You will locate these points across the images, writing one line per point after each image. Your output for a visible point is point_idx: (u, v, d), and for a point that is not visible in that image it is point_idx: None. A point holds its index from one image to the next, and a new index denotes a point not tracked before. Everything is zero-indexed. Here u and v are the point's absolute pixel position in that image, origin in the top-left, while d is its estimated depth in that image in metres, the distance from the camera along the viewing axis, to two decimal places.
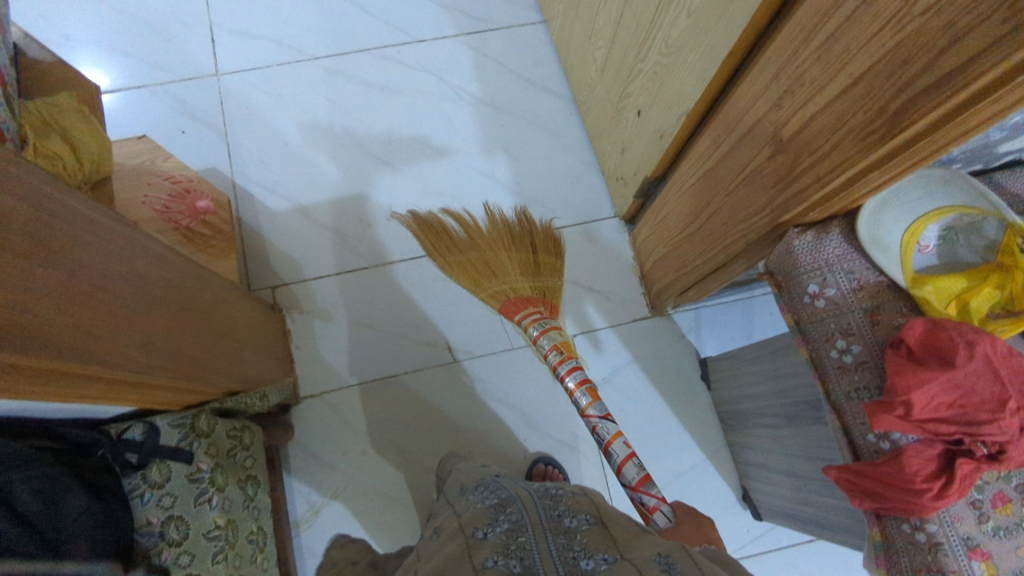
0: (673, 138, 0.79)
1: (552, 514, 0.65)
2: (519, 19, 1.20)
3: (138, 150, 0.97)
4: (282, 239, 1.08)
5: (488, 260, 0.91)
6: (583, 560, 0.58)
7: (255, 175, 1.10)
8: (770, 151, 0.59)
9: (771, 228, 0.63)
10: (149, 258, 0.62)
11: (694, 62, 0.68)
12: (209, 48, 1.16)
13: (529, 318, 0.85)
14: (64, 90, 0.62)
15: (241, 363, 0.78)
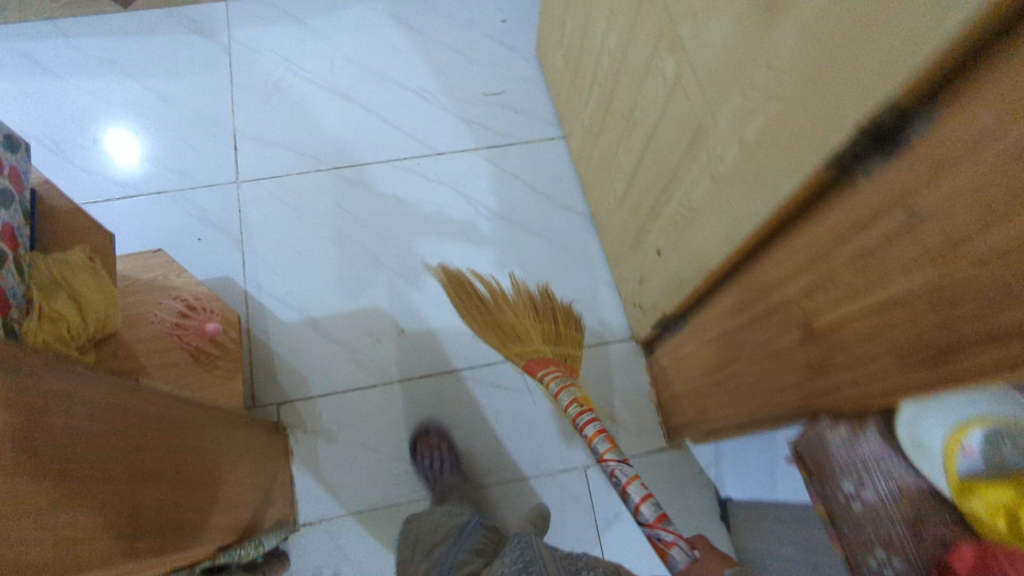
0: (695, 288, 0.77)
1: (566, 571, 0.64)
2: (538, 134, 1.21)
3: (152, 265, 0.97)
4: (290, 352, 1.05)
5: (515, 323, 0.90)
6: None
7: (268, 285, 1.09)
8: (801, 335, 0.57)
9: (802, 409, 0.60)
10: (150, 420, 0.59)
11: (718, 226, 0.67)
12: (231, 153, 1.16)
13: (549, 376, 0.86)
14: (77, 243, 0.62)
15: (239, 512, 0.74)
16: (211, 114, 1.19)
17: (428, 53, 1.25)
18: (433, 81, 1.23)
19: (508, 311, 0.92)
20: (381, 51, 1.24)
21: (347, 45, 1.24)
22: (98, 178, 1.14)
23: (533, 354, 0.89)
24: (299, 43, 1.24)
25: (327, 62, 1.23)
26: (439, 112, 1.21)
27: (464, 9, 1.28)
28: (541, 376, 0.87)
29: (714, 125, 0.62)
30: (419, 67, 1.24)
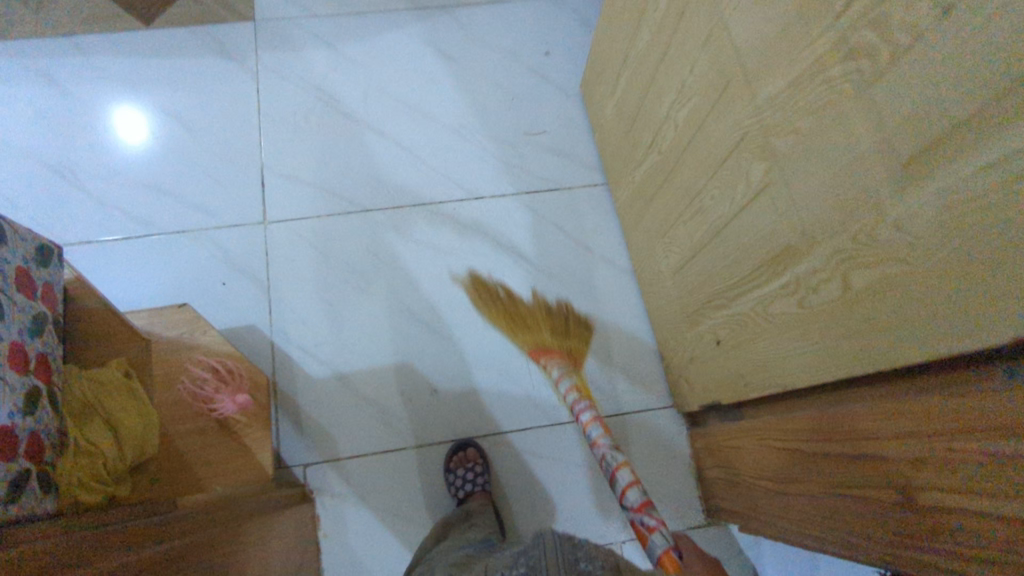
0: (762, 393, 0.73)
1: (567, 557, 0.63)
2: (581, 179, 1.15)
3: (178, 321, 0.92)
4: (319, 410, 1.01)
5: (528, 317, 0.99)
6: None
7: (296, 336, 1.04)
8: (893, 496, 0.52)
9: (878, 566, 0.56)
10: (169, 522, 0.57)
11: (802, 349, 0.62)
12: (257, 191, 1.11)
13: (551, 357, 0.92)
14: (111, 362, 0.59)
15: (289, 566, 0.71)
16: (237, 146, 1.13)
17: (466, 87, 1.18)
18: (471, 117, 1.17)
19: (522, 308, 1.01)
20: (418, 84, 1.18)
21: (381, 76, 1.18)
22: (118, 214, 1.08)
23: (543, 344, 0.94)
24: (330, 72, 1.17)
25: (360, 93, 1.16)
26: (477, 152, 1.15)
27: (506, 41, 1.21)
28: (544, 359, 0.92)
29: (808, 253, 0.57)
30: (456, 102, 1.17)
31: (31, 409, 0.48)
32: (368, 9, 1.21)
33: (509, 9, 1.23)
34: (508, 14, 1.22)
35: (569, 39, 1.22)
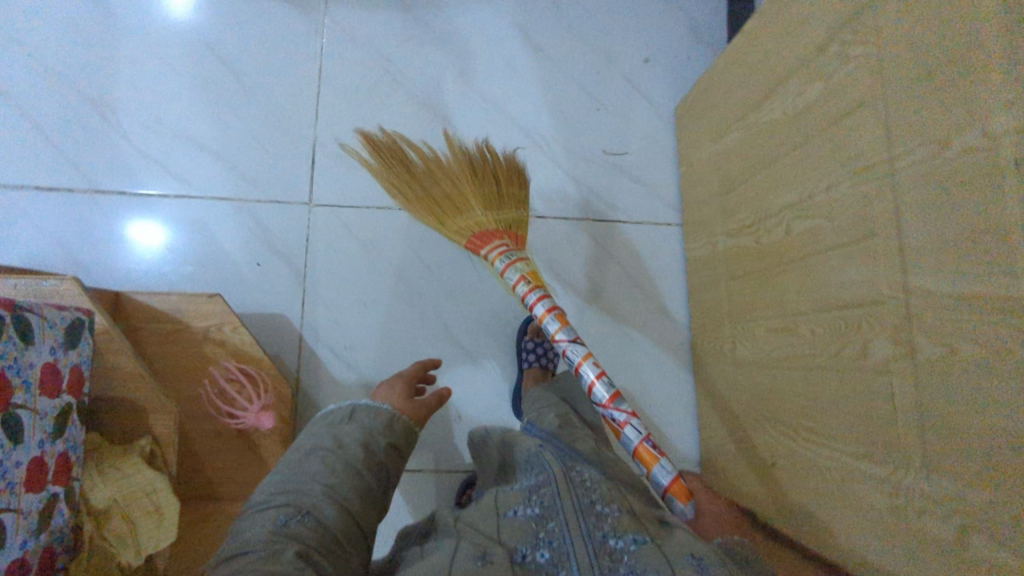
0: (815, 549, 0.67)
1: (582, 498, 0.58)
2: (655, 216, 1.05)
3: (207, 312, 0.86)
4: None
5: (455, 182, 0.84)
6: (625, 566, 0.50)
7: (327, 335, 0.99)
8: None
9: None
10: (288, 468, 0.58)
11: (887, 552, 0.56)
12: (306, 167, 1.01)
13: (500, 259, 0.80)
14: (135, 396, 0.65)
15: (370, 420, 0.65)
16: (290, 109, 1.02)
17: (550, 85, 1.05)
18: (549, 121, 1.05)
19: (451, 173, 0.85)
20: (497, 72, 1.05)
21: (458, 55, 1.05)
22: (153, 166, 0.99)
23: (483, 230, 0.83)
24: (404, 41, 1.04)
25: (432, 71, 1.04)
26: (549, 162, 1.04)
27: (603, 38, 1.07)
28: (486, 254, 0.81)
29: (925, 475, 0.51)
30: (535, 101, 1.05)
31: (44, 523, 0.49)
32: None
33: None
34: (611, 7, 1.08)
35: (671, 49, 1.08)
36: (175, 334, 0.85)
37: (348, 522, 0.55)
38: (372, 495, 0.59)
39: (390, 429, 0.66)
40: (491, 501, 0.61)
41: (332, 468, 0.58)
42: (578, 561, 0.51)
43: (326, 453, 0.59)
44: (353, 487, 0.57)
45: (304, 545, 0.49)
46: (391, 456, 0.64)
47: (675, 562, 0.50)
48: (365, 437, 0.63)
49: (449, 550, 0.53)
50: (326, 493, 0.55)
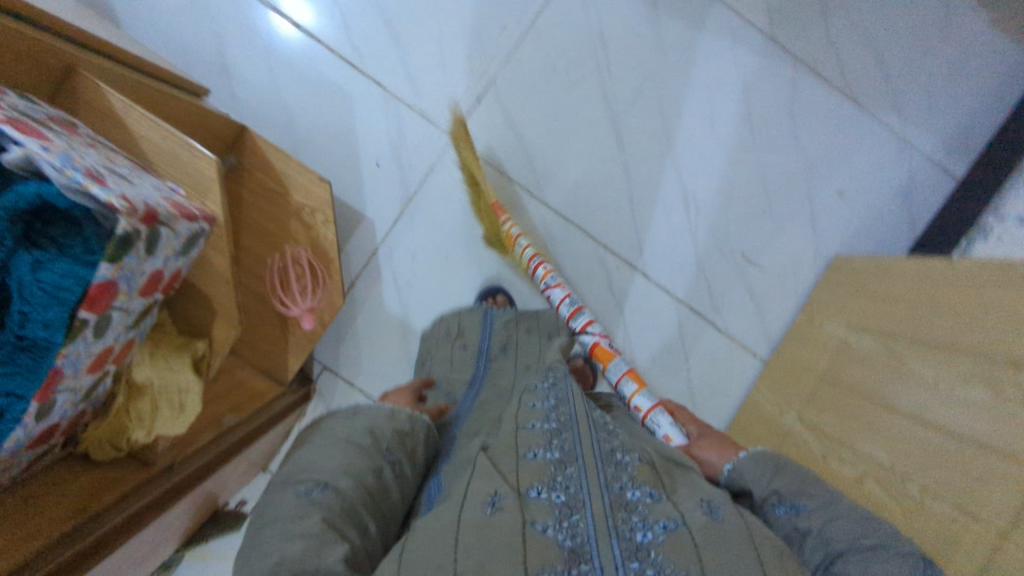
0: None
1: (603, 445, 0.49)
2: (749, 342, 0.99)
3: (307, 192, 0.83)
4: (368, 341, 1.00)
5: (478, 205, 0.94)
6: (638, 517, 0.43)
7: (398, 262, 0.99)
8: None
9: None
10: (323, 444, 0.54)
11: None
12: (468, 102, 0.97)
13: (509, 228, 0.88)
14: (209, 297, 0.65)
15: (380, 417, 0.59)
16: (487, 40, 0.96)
17: (734, 163, 0.98)
18: (711, 196, 0.98)
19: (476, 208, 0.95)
20: (695, 120, 0.97)
21: (671, 83, 0.97)
22: (336, 19, 0.96)
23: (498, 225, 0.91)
24: (628, 35, 0.96)
25: (637, 81, 0.97)
26: (686, 234, 0.98)
27: (813, 149, 0.98)
28: (505, 224, 0.88)
29: None
30: (712, 169, 0.98)
31: (90, 392, 0.53)
32: None
33: (850, 117, 0.98)
34: (842, 123, 0.98)
35: (871, 198, 0.98)
36: (274, 195, 0.84)
37: (366, 504, 0.50)
38: (391, 477, 0.54)
39: (392, 418, 0.59)
40: (503, 433, 0.53)
41: (347, 449, 0.53)
42: (595, 506, 0.43)
43: (338, 435, 0.55)
44: (370, 465, 0.53)
45: (326, 516, 0.46)
46: (406, 444, 0.58)
47: (689, 514, 0.43)
48: (378, 428, 0.57)
49: (459, 493, 0.46)
50: (348, 472, 0.51)
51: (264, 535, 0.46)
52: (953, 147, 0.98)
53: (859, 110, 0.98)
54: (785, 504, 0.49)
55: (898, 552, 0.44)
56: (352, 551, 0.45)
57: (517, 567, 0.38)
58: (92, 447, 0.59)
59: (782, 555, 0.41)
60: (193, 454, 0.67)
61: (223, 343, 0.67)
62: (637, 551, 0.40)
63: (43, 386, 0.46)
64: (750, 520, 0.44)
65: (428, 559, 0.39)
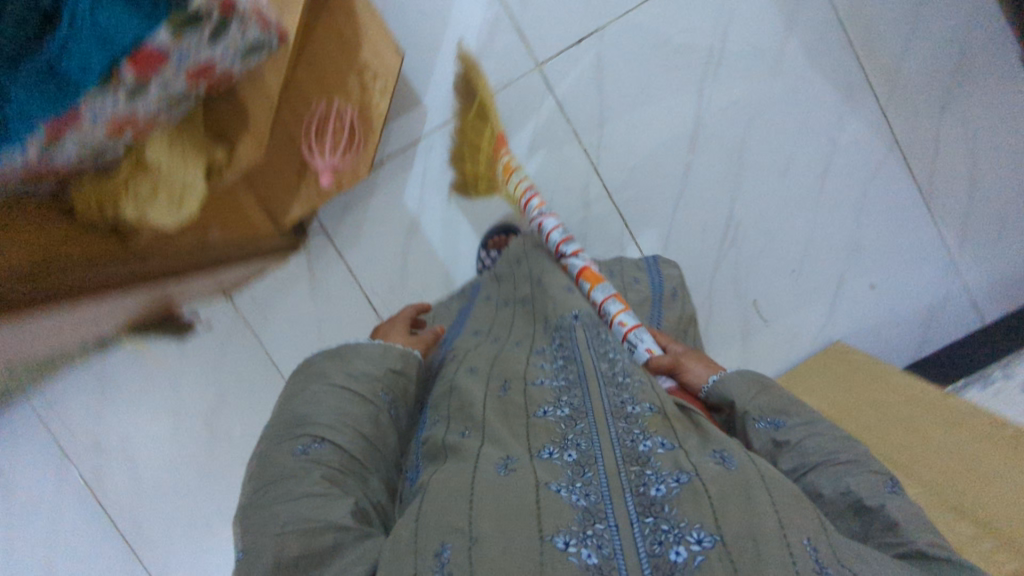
0: None
1: (612, 398, 0.51)
2: None
3: (378, 54, 0.79)
4: (373, 222, 0.99)
5: (468, 144, 0.94)
6: (651, 470, 0.44)
7: (433, 161, 0.97)
8: None
9: None
10: (323, 388, 0.56)
11: None
12: (569, 39, 0.93)
13: (505, 161, 0.88)
14: (246, 107, 0.64)
15: (370, 362, 0.60)
16: None
17: (789, 215, 0.96)
18: (752, 236, 0.96)
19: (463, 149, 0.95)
20: (773, 156, 0.95)
21: (766, 110, 0.94)
22: None
23: (494, 161, 0.92)
24: (749, 46, 0.93)
25: (737, 93, 0.94)
26: (713, 259, 0.96)
27: (869, 234, 0.96)
28: (502, 157, 0.89)
29: None
30: (766, 209, 0.96)
31: (100, 149, 0.51)
32: (854, 50, 0.93)
33: (916, 220, 0.96)
34: (905, 222, 0.96)
35: (897, 303, 0.97)
36: (348, 42, 0.79)
37: (365, 451, 0.53)
38: (386, 420, 0.57)
39: (386, 358, 0.61)
40: (510, 385, 0.56)
41: (342, 397, 0.55)
42: (606, 462, 0.45)
43: (328, 384, 0.56)
44: (366, 413, 0.55)
45: (324, 472, 0.49)
46: (399, 390, 0.60)
47: (701, 466, 0.44)
48: (372, 372, 0.59)
49: (466, 453, 0.49)
50: (342, 424, 0.53)
51: (271, 492, 0.48)
52: (995, 292, 0.97)
53: (927, 218, 0.96)
54: (765, 419, 0.53)
55: (869, 469, 0.48)
56: (354, 504, 0.49)
57: (532, 529, 0.40)
58: (79, 205, 0.57)
59: (794, 495, 0.42)
60: (175, 240, 0.67)
61: (240, 164, 0.67)
62: (651, 505, 0.42)
63: (55, 118, 0.44)
64: (761, 466, 0.45)
65: (444, 522, 0.41)
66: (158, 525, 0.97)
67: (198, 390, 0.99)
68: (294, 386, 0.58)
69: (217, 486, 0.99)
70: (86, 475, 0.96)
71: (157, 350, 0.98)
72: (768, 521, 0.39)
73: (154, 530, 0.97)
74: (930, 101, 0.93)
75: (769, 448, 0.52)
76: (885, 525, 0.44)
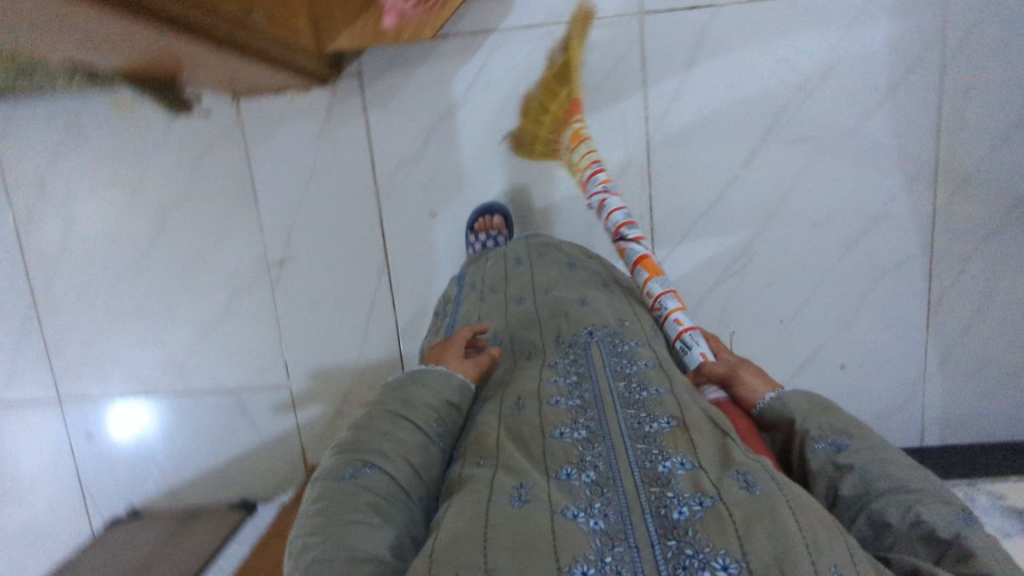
0: None
1: (630, 420, 0.50)
2: None
3: None
4: (411, 92, 0.93)
5: (540, 101, 0.90)
6: (673, 492, 0.42)
7: (497, 59, 0.91)
8: None
9: None
10: (378, 430, 0.54)
11: None
12: (683, 2, 0.88)
13: (576, 127, 0.85)
14: None
15: (424, 397, 0.58)
16: None
17: (800, 269, 0.95)
18: (758, 273, 0.95)
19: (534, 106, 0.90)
20: (813, 208, 0.93)
21: (830, 160, 0.92)
22: None
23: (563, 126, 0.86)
24: (844, 93, 0.90)
25: (810, 133, 0.91)
26: (711, 275, 0.96)
27: (862, 320, 0.96)
28: (572, 123, 0.84)
29: None
30: (782, 252, 0.95)
31: None
32: (939, 142, 0.90)
33: (911, 327, 0.96)
34: (901, 322, 0.96)
35: (853, 390, 0.99)
36: None
37: (414, 480, 0.51)
38: (438, 450, 0.55)
39: (444, 388, 0.60)
40: (524, 403, 0.54)
41: (393, 431, 0.54)
42: (626, 484, 0.43)
43: (388, 415, 0.55)
44: (413, 446, 0.53)
45: (369, 499, 0.47)
46: (454, 420, 0.59)
47: (723, 489, 0.42)
48: (420, 404, 0.57)
49: (481, 479, 0.46)
50: (396, 451, 0.52)
51: (312, 523, 0.46)
52: (944, 422, 0.99)
53: (923, 328, 0.96)
54: (825, 441, 0.51)
55: (940, 498, 0.44)
56: (395, 535, 0.45)
57: (547, 559, 0.37)
58: None
59: (826, 526, 0.40)
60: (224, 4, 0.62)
61: None
62: (673, 529, 0.40)
63: None
64: (789, 491, 0.43)
65: (456, 551, 0.38)
66: (70, 288, 1.02)
67: (166, 179, 0.97)
68: (361, 414, 0.57)
69: (170, 270, 1.01)
70: (17, 215, 1.00)
71: (157, 116, 0.95)
72: (796, 548, 0.37)
73: (62, 293, 1.03)
74: (983, 223, 0.92)
75: (829, 471, 0.49)
76: (960, 556, 0.40)
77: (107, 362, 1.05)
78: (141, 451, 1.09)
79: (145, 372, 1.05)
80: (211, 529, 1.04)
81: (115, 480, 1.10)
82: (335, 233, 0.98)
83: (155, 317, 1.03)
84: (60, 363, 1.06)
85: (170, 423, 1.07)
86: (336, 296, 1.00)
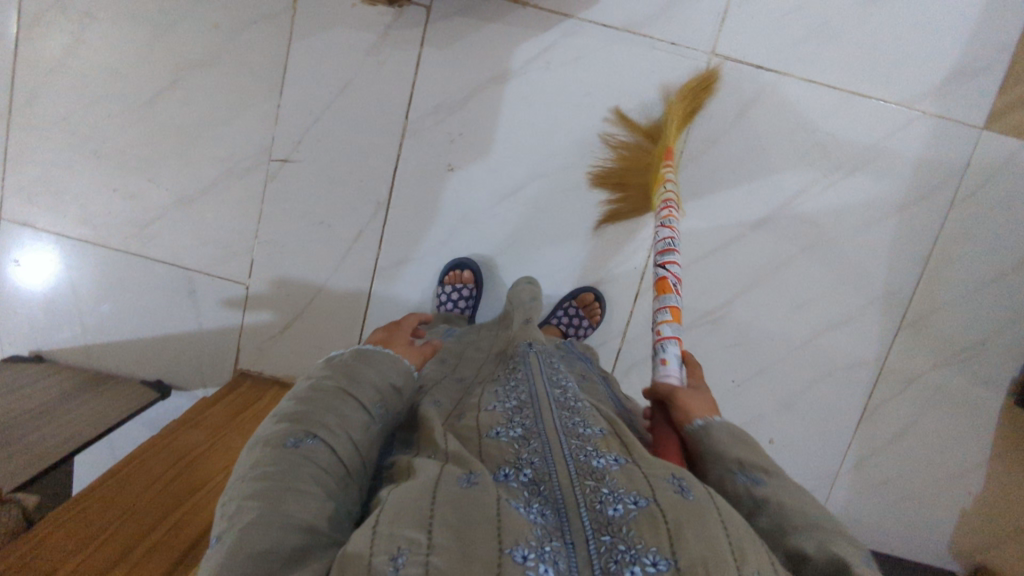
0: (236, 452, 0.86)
1: (564, 421, 0.53)
2: None
3: None
4: (471, 44, 0.92)
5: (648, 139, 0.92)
6: (607, 488, 0.45)
7: (563, 43, 0.92)
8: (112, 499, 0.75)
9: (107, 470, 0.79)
10: (320, 395, 0.53)
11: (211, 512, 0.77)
12: (751, 59, 0.91)
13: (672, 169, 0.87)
14: None
15: (374, 375, 0.57)
16: (820, 52, 0.91)
17: (766, 338, 0.99)
18: (728, 330, 0.99)
19: (651, 134, 0.92)
20: (799, 288, 0.98)
21: (829, 252, 0.96)
22: None
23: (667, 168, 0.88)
24: (862, 196, 0.95)
25: (819, 219, 0.95)
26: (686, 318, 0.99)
27: (802, 405, 1.01)
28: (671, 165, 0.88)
29: None
30: (756, 320, 0.99)
31: None
32: (925, 269, 0.96)
33: (842, 424, 1.01)
34: (836, 418, 1.01)
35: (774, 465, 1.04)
36: None
37: (354, 456, 0.52)
38: (377, 431, 0.56)
39: (395, 371, 0.60)
40: (466, 415, 0.57)
41: (338, 402, 0.53)
42: (562, 479, 0.46)
43: (334, 388, 0.54)
44: (357, 419, 0.53)
45: (314, 463, 0.48)
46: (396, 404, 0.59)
47: (657, 489, 0.45)
48: (369, 381, 0.57)
49: (428, 465, 0.47)
50: (340, 426, 0.52)
51: (253, 487, 0.45)
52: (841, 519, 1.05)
53: (852, 429, 1.01)
54: (745, 474, 0.52)
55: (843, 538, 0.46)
56: (333, 509, 0.46)
57: (491, 544, 0.38)
58: None
59: (750, 533, 0.42)
60: None
61: None
62: (608, 525, 0.42)
63: None
64: (719, 502, 0.44)
65: (401, 524, 0.40)
66: (54, 107, 0.96)
67: (196, 36, 0.93)
68: (302, 383, 0.56)
69: (167, 129, 0.96)
70: (24, 14, 0.93)
71: None
72: (724, 550, 0.40)
73: (44, 112, 0.96)
74: (934, 353, 0.98)
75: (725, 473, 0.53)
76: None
77: (67, 197, 0.99)
78: (69, 298, 1.02)
79: (102, 221, 0.99)
80: (118, 398, 0.98)
81: (30, 319, 1.04)
82: (348, 154, 0.95)
83: (133, 170, 0.97)
84: (13, 181, 0.98)
85: (112, 281, 1.01)
86: (327, 212, 0.97)
